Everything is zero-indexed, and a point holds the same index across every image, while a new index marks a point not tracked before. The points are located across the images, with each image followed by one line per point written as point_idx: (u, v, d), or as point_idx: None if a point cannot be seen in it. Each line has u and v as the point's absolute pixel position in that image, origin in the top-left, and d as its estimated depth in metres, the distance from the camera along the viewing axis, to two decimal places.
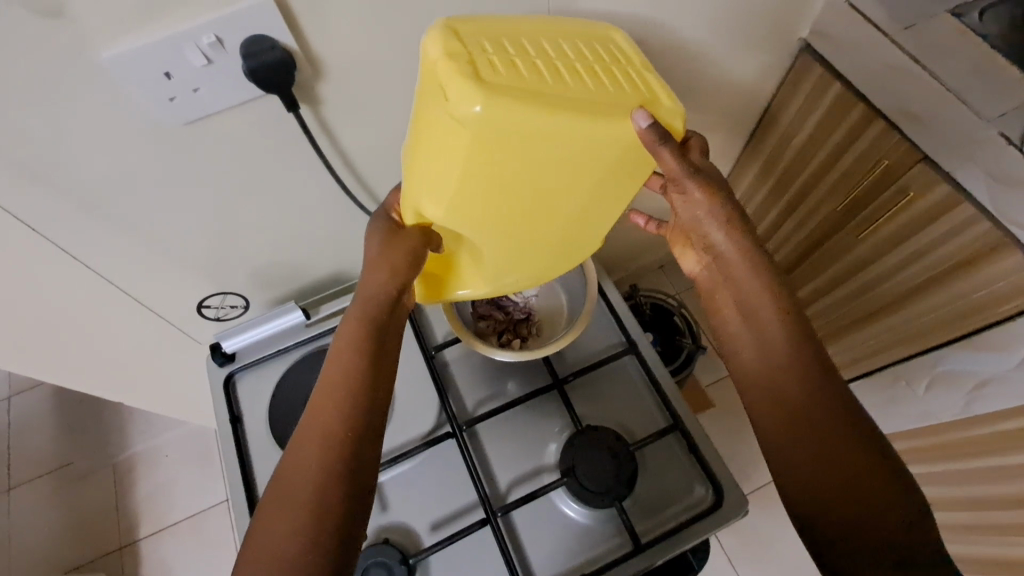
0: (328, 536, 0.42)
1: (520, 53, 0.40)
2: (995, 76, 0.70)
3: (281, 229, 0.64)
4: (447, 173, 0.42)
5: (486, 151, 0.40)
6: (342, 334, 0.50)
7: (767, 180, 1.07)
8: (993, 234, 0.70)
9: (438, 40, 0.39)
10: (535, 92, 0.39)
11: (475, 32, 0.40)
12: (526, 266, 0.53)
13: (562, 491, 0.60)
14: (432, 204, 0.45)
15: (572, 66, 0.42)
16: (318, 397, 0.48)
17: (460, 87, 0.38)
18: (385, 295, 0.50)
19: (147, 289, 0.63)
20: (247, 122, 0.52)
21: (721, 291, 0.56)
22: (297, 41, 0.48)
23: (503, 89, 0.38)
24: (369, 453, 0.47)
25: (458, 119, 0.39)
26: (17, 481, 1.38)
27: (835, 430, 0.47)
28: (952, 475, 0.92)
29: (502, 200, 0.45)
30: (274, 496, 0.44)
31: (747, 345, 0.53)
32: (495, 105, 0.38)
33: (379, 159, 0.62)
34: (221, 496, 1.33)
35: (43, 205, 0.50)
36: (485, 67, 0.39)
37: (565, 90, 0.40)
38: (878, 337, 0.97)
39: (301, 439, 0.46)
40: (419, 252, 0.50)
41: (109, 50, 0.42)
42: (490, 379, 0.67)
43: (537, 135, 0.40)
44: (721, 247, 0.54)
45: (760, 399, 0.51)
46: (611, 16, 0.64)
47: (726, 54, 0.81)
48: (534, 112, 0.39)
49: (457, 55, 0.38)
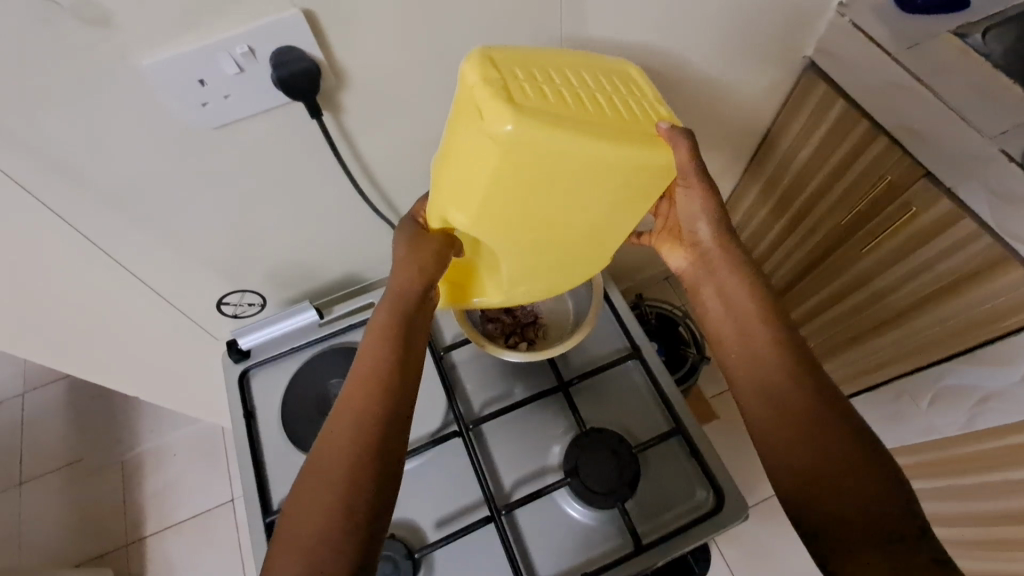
0: (360, 516, 0.44)
1: (547, 81, 0.43)
2: (997, 96, 0.72)
3: (299, 231, 0.67)
4: (475, 187, 0.44)
5: (514, 166, 0.42)
6: (374, 327, 0.52)
7: (770, 197, 1.09)
8: (993, 249, 0.72)
9: (477, 68, 0.41)
10: (565, 116, 0.41)
11: (508, 60, 0.43)
12: (543, 275, 0.54)
13: (565, 491, 0.62)
14: (457, 216, 0.47)
15: (595, 98, 0.45)
16: (351, 385, 0.50)
17: (495, 109, 0.40)
18: (413, 291, 0.53)
19: (170, 285, 0.66)
20: (273, 127, 0.54)
21: (707, 289, 0.58)
22: (321, 50, 0.50)
23: (535, 111, 0.40)
24: (398, 441, 0.48)
25: (490, 137, 0.40)
26: (28, 475, 1.40)
27: (821, 427, 0.49)
28: (956, 490, 0.93)
29: (525, 215, 0.46)
30: (309, 479, 0.46)
31: (738, 349, 0.55)
32: (526, 126, 0.40)
33: (394, 165, 0.65)
34: (227, 495, 1.34)
35: (79, 201, 0.53)
36: (518, 91, 0.41)
37: (591, 117, 0.43)
38: (880, 351, 0.98)
39: (335, 425, 0.48)
40: (442, 251, 0.53)
41: (149, 58, 0.45)
42: (497, 381, 0.69)
43: (562, 156, 0.42)
44: (709, 245, 0.58)
45: (753, 399, 0.52)
46: (622, 31, 0.66)
47: (733, 70, 0.83)
48: (561, 134, 0.41)
49: (494, 79, 0.41)
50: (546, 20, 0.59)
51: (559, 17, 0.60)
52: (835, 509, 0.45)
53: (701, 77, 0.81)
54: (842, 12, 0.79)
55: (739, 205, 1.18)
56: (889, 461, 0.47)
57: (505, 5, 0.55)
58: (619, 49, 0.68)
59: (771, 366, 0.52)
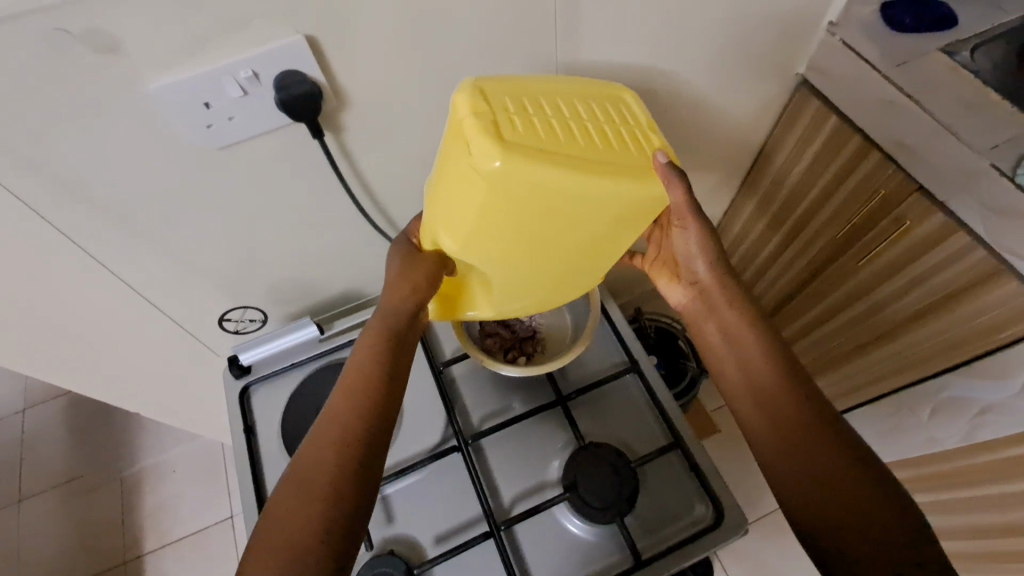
0: (337, 527, 0.45)
1: (538, 113, 0.44)
2: (986, 113, 0.73)
3: (301, 248, 0.68)
4: (465, 216, 0.45)
5: (503, 199, 0.43)
6: (364, 341, 0.53)
7: (766, 212, 1.09)
8: (988, 261, 0.73)
9: (467, 103, 0.42)
10: (553, 152, 0.42)
11: (501, 92, 0.44)
12: (533, 297, 0.55)
13: (564, 506, 0.62)
14: (448, 241, 0.48)
15: (586, 130, 0.45)
16: (337, 398, 0.50)
17: (483, 144, 0.41)
18: (404, 309, 0.53)
19: (172, 301, 0.67)
20: (276, 147, 0.56)
21: (708, 324, 0.58)
22: (323, 73, 0.52)
23: (522, 147, 0.41)
24: (379, 455, 0.49)
25: (479, 172, 0.41)
26: (27, 492, 1.40)
27: (818, 440, 0.49)
28: (960, 503, 0.92)
29: (514, 242, 0.47)
30: (289, 485, 0.46)
31: (733, 370, 0.56)
32: (513, 162, 0.41)
33: (394, 183, 0.66)
34: (226, 512, 1.34)
35: (85, 220, 0.54)
36: (507, 125, 0.42)
37: (579, 152, 0.43)
38: (877, 365, 0.98)
39: (318, 435, 0.48)
40: (436, 274, 0.53)
41: (156, 81, 0.46)
42: (496, 396, 0.69)
43: (550, 190, 0.43)
44: (706, 283, 0.59)
45: (750, 415, 0.53)
46: (616, 52, 0.68)
47: (728, 88, 0.84)
48: (549, 169, 0.42)
49: (483, 112, 0.41)
50: (542, 42, 0.61)
51: (555, 40, 0.61)
52: (839, 517, 0.46)
53: (695, 95, 0.83)
54: (833, 31, 0.81)
55: (734, 219, 1.19)
56: (886, 470, 0.48)
57: (502, 29, 0.57)
58: (614, 70, 0.70)
59: (767, 384, 0.53)
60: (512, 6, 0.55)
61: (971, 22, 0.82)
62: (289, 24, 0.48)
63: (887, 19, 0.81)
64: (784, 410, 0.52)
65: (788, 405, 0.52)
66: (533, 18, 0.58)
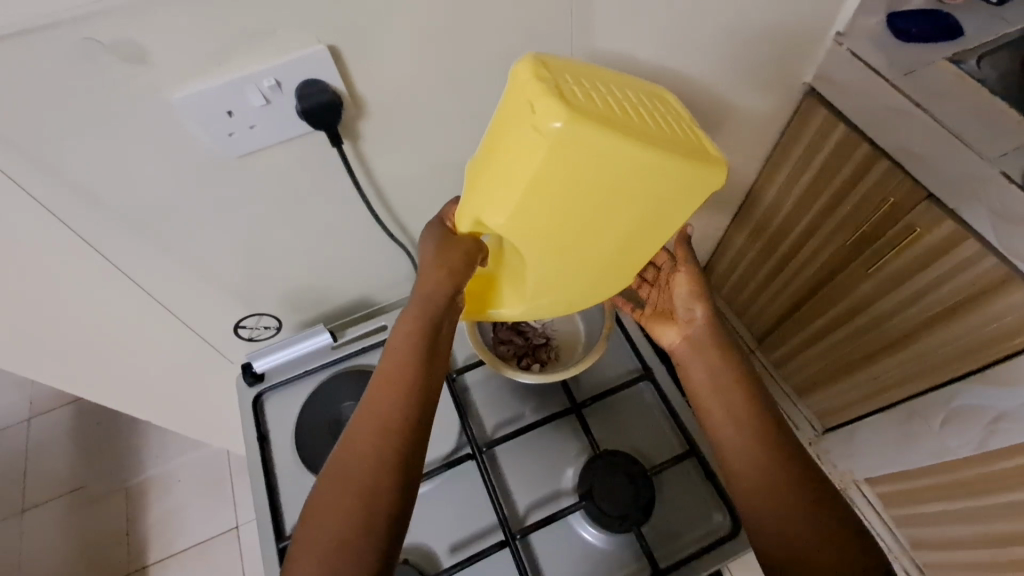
0: (383, 519, 0.45)
1: (596, 89, 0.43)
2: (994, 119, 0.74)
3: (315, 256, 0.68)
4: (517, 184, 0.44)
5: (560, 165, 0.42)
6: (401, 330, 0.53)
7: (768, 228, 1.10)
8: (999, 269, 0.73)
9: (530, 66, 0.41)
10: (614, 121, 0.41)
11: (561, 66, 0.43)
12: (567, 289, 0.54)
13: (580, 515, 0.61)
14: (492, 215, 0.47)
15: (643, 110, 0.44)
16: (375, 389, 0.50)
17: (548, 104, 0.40)
18: (441, 294, 0.53)
19: (187, 308, 0.67)
20: (295, 155, 0.56)
21: (695, 360, 0.57)
22: (343, 82, 0.52)
23: (585, 111, 0.40)
24: (420, 445, 0.49)
25: (540, 132, 0.41)
26: (31, 502, 1.39)
27: (790, 475, 0.49)
28: (972, 512, 0.91)
29: (561, 217, 0.46)
30: (330, 479, 0.46)
31: (707, 387, 0.55)
32: (575, 126, 0.40)
33: (409, 190, 0.66)
34: (231, 522, 1.33)
35: (104, 226, 0.54)
36: (570, 92, 0.41)
37: (638, 126, 0.42)
38: (888, 373, 0.97)
39: (358, 428, 0.48)
40: (472, 252, 0.54)
41: (181, 90, 0.47)
42: (510, 403, 0.69)
43: (607, 159, 0.42)
44: (699, 324, 0.60)
45: (727, 433, 0.53)
46: (629, 64, 0.69)
47: (737, 98, 0.85)
48: (609, 136, 0.41)
49: (547, 78, 0.41)
50: (556, 52, 0.61)
51: (569, 49, 0.62)
52: (812, 553, 0.45)
53: (705, 104, 0.83)
54: (840, 41, 0.82)
55: (733, 237, 1.20)
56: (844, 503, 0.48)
57: (518, 38, 0.57)
58: None
59: (742, 408, 0.54)
60: (529, 17, 0.56)
61: (976, 32, 0.83)
62: (311, 34, 0.48)
63: (893, 29, 0.82)
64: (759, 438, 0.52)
65: (760, 434, 0.52)
66: (549, 28, 0.58)
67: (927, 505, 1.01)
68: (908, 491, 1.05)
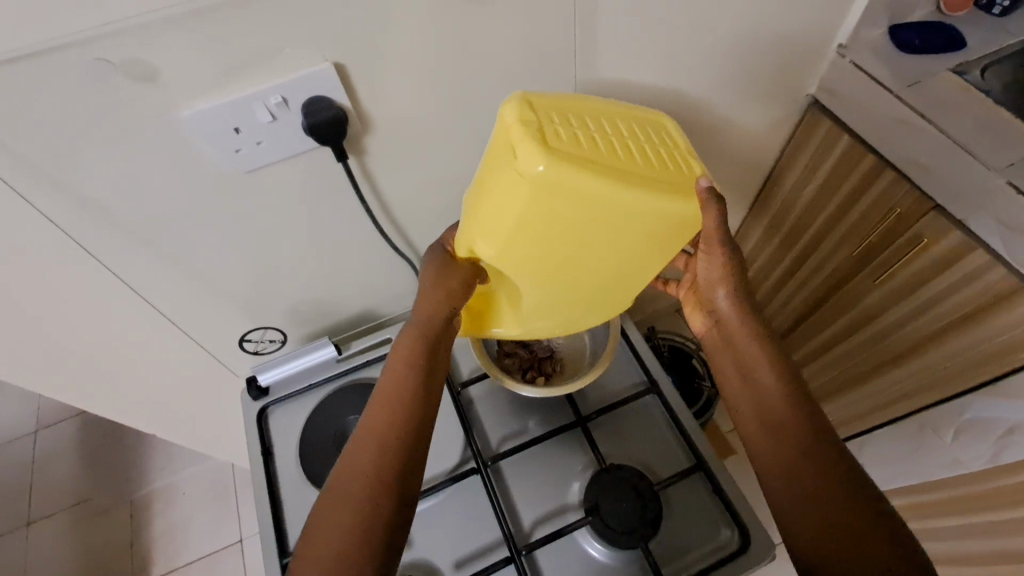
0: (379, 538, 0.44)
1: (582, 127, 0.43)
2: (998, 130, 0.74)
3: (321, 269, 0.69)
4: (504, 221, 0.45)
5: (544, 207, 0.43)
6: (399, 349, 0.53)
7: (779, 232, 1.09)
8: (1008, 279, 0.72)
9: (515, 111, 0.42)
10: (596, 162, 0.41)
11: (547, 104, 0.43)
12: (564, 313, 0.54)
13: (586, 530, 0.60)
14: (483, 247, 0.48)
15: (631, 146, 0.44)
16: (373, 408, 0.50)
17: (529, 150, 0.40)
18: (439, 315, 0.53)
19: (193, 322, 0.67)
20: (300, 170, 0.57)
21: (724, 356, 0.57)
22: (348, 99, 0.53)
23: (567, 154, 0.41)
24: (416, 464, 0.48)
25: (523, 177, 0.41)
26: (36, 515, 1.39)
27: (827, 476, 0.47)
28: (983, 527, 0.89)
29: (549, 251, 0.46)
30: (328, 495, 0.46)
31: (738, 387, 0.55)
32: (558, 170, 0.40)
33: (414, 204, 0.67)
34: (236, 536, 1.32)
35: (112, 241, 0.55)
36: (552, 135, 0.41)
37: (624, 165, 0.43)
38: (897, 385, 0.96)
39: (356, 445, 0.48)
40: (469, 281, 0.53)
41: (190, 107, 0.48)
42: (515, 417, 0.68)
43: (591, 200, 0.42)
44: (726, 313, 0.56)
45: (756, 433, 0.52)
46: (632, 77, 0.69)
47: (741, 109, 0.85)
48: (592, 179, 0.41)
49: (530, 121, 0.41)
50: (559, 66, 0.62)
51: (572, 62, 0.62)
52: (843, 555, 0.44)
53: (709, 116, 0.83)
54: (842, 53, 0.82)
55: (746, 239, 1.19)
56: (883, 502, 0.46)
57: (521, 53, 0.58)
58: (629, 92, 0.71)
59: (779, 409, 0.52)
60: (533, 33, 0.57)
61: (980, 43, 0.83)
62: (318, 52, 0.49)
63: (895, 41, 0.82)
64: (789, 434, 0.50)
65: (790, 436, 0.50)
66: (553, 43, 0.59)
67: (934, 520, 0.99)
68: (916, 505, 1.03)
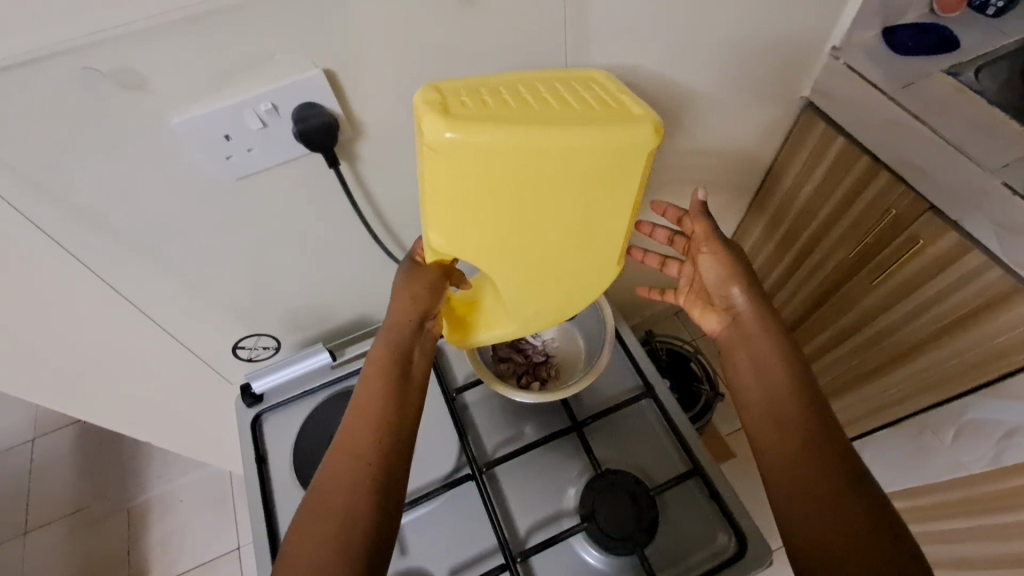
0: (360, 542, 0.44)
1: (486, 95, 0.43)
2: (992, 131, 0.74)
3: (315, 275, 0.68)
4: (439, 200, 0.45)
5: (468, 172, 0.42)
6: (371, 358, 0.53)
7: (776, 234, 1.09)
8: (1006, 280, 0.72)
9: (417, 96, 0.42)
10: (503, 116, 0.41)
11: (450, 85, 0.44)
12: (540, 289, 0.53)
13: (582, 537, 0.60)
14: (435, 237, 0.48)
15: (539, 97, 0.44)
16: (350, 414, 0.50)
17: (431, 122, 0.40)
18: (410, 319, 0.54)
19: (186, 329, 0.67)
20: (293, 177, 0.57)
21: (739, 352, 0.55)
22: (340, 105, 0.53)
23: (470, 115, 0.40)
24: (399, 471, 0.48)
25: (437, 151, 0.41)
26: (33, 524, 1.38)
27: (830, 473, 0.47)
28: (981, 531, 0.88)
29: (497, 214, 0.45)
30: (309, 507, 0.46)
31: (748, 377, 0.54)
32: (464, 130, 0.40)
33: (408, 209, 0.67)
34: (233, 543, 1.31)
35: (104, 249, 0.54)
36: (453, 104, 0.41)
37: (533, 112, 0.42)
38: (896, 387, 0.96)
39: (334, 454, 0.48)
40: (438, 283, 0.55)
41: (180, 115, 0.47)
42: (510, 422, 0.68)
43: (508, 149, 0.41)
44: (741, 308, 0.57)
45: (763, 429, 0.51)
46: (625, 81, 0.69)
47: (735, 112, 0.85)
48: (500, 129, 0.40)
49: (432, 99, 0.41)
50: (551, 71, 0.62)
51: (564, 67, 0.62)
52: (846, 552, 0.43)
53: (703, 119, 0.83)
54: (836, 56, 0.82)
55: (743, 241, 1.19)
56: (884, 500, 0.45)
57: (513, 58, 0.58)
58: None
59: (787, 403, 0.51)
60: (525, 38, 0.57)
61: (974, 43, 0.83)
62: (309, 59, 0.49)
63: (888, 43, 0.82)
64: (790, 423, 0.50)
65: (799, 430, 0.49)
66: (545, 48, 0.59)
67: (935, 524, 0.99)
68: (917, 508, 1.02)
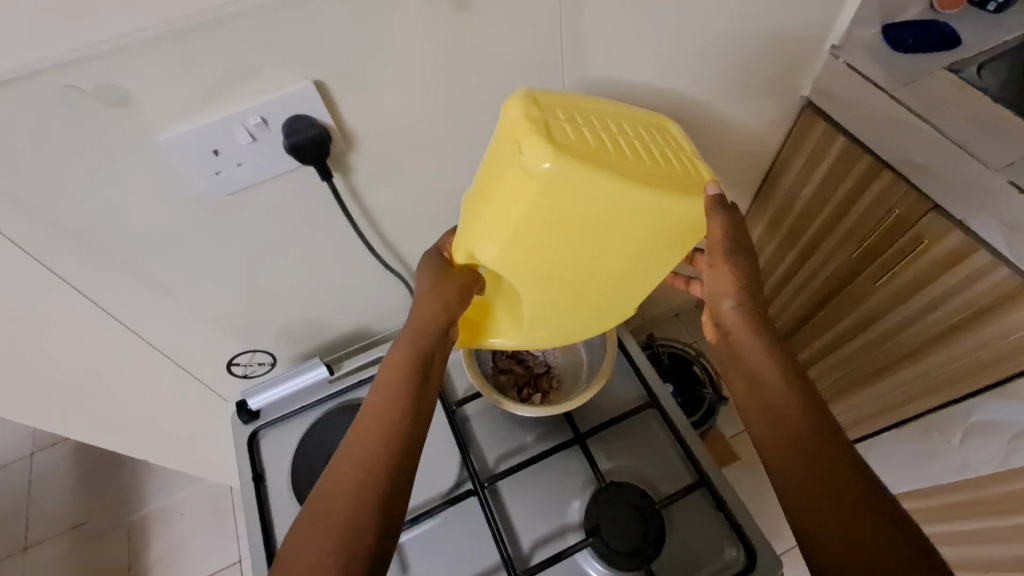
0: (360, 553, 0.42)
1: (589, 127, 0.42)
2: (996, 129, 0.73)
3: (310, 289, 0.67)
4: (508, 220, 0.43)
5: (550, 205, 0.41)
6: (392, 357, 0.51)
7: (775, 235, 1.08)
8: (1014, 279, 0.71)
9: (519, 105, 0.41)
10: (604, 159, 0.40)
11: (552, 101, 0.42)
12: (561, 321, 0.53)
13: (587, 552, 0.59)
14: (484, 249, 0.46)
15: (641, 148, 0.44)
16: (362, 415, 0.48)
17: (537, 145, 0.39)
18: (434, 326, 0.51)
19: (180, 347, 0.66)
20: (284, 191, 0.55)
21: (734, 365, 0.53)
22: (331, 117, 0.52)
23: (575, 150, 0.40)
24: (404, 486, 0.46)
25: (529, 173, 0.40)
26: (33, 540, 1.37)
27: (847, 481, 0.45)
28: (990, 533, 0.87)
29: (560, 248, 0.45)
30: (314, 509, 0.44)
31: (746, 391, 0.52)
32: (566, 166, 0.39)
33: (403, 220, 0.65)
34: (235, 556, 1.30)
35: (90, 268, 0.53)
36: (560, 132, 0.40)
37: (628, 162, 0.42)
38: (907, 386, 0.93)
39: (342, 454, 0.46)
40: (466, 290, 0.53)
41: (167, 131, 0.46)
42: (512, 435, 0.67)
43: (601, 196, 0.41)
44: (733, 320, 0.53)
45: (769, 438, 0.49)
46: (623, 84, 0.68)
47: (734, 113, 0.84)
48: (599, 176, 0.40)
49: (535, 117, 0.40)
50: (547, 76, 0.61)
51: (560, 72, 0.61)
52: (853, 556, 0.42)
53: (703, 120, 0.82)
54: (836, 55, 0.81)
55: None
56: (893, 502, 0.44)
57: (508, 64, 0.57)
58: (620, 99, 0.70)
59: (794, 418, 0.49)
60: (519, 43, 0.56)
61: (975, 40, 0.82)
62: (297, 71, 0.48)
63: (888, 41, 0.81)
64: (795, 431, 0.48)
65: (809, 438, 0.47)
66: (540, 54, 0.58)
67: (943, 526, 0.97)
68: (925, 511, 1.01)
